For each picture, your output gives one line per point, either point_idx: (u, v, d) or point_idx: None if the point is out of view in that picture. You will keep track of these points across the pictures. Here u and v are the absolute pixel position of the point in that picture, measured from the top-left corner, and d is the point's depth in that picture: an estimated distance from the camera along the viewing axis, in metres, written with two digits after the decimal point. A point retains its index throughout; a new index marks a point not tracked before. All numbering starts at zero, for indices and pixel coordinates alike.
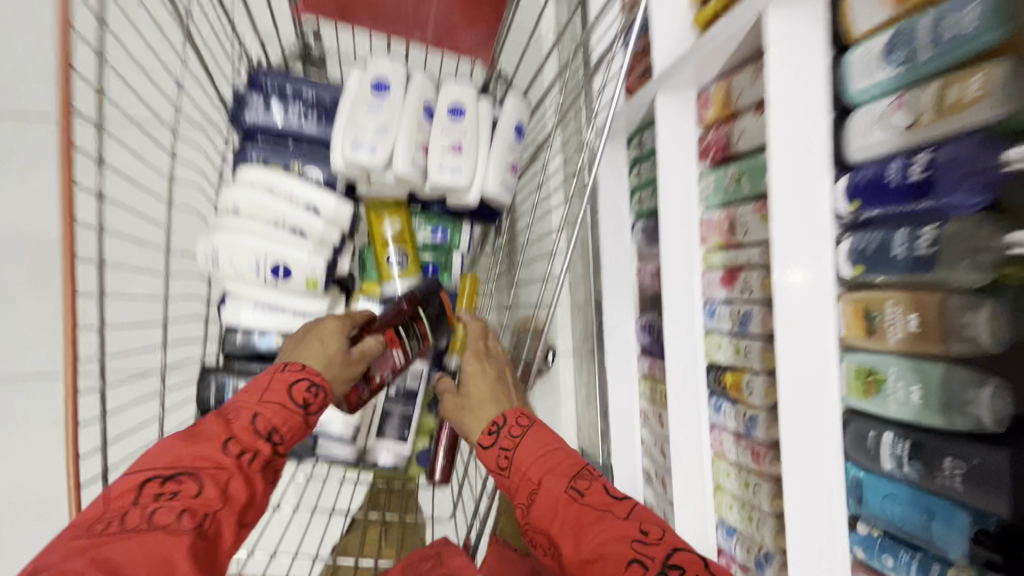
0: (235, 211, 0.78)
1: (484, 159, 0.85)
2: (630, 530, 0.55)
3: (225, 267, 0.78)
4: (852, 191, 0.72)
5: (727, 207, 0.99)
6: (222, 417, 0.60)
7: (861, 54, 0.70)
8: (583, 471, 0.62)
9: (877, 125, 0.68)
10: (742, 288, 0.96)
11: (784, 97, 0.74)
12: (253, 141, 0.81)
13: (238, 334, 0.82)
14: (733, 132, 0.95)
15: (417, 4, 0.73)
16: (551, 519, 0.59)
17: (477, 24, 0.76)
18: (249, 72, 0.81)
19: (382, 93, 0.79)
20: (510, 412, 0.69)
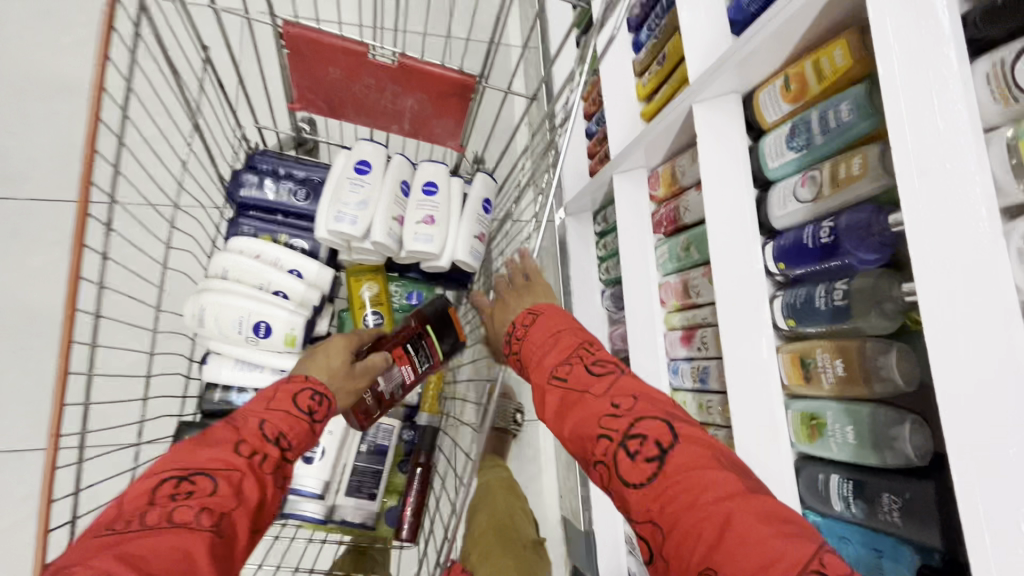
0: (224, 274, 0.85)
1: (454, 230, 0.95)
2: (603, 406, 0.61)
3: (210, 325, 0.84)
4: (777, 254, 0.81)
5: (682, 273, 1.09)
6: (230, 424, 0.59)
7: (773, 138, 0.82)
8: (577, 355, 0.68)
9: (792, 197, 0.79)
10: (700, 345, 1.03)
11: (713, 175, 0.87)
12: (246, 215, 0.91)
13: (216, 392, 0.86)
14: (679, 206, 1.07)
15: (394, 100, 0.83)
16: (548, 400, 0.66)
17: (445, 116, 0.85)
18: (249, 156, 0.92)
19: (363, 172, 0.90)
20: (519, 317, 0.78)
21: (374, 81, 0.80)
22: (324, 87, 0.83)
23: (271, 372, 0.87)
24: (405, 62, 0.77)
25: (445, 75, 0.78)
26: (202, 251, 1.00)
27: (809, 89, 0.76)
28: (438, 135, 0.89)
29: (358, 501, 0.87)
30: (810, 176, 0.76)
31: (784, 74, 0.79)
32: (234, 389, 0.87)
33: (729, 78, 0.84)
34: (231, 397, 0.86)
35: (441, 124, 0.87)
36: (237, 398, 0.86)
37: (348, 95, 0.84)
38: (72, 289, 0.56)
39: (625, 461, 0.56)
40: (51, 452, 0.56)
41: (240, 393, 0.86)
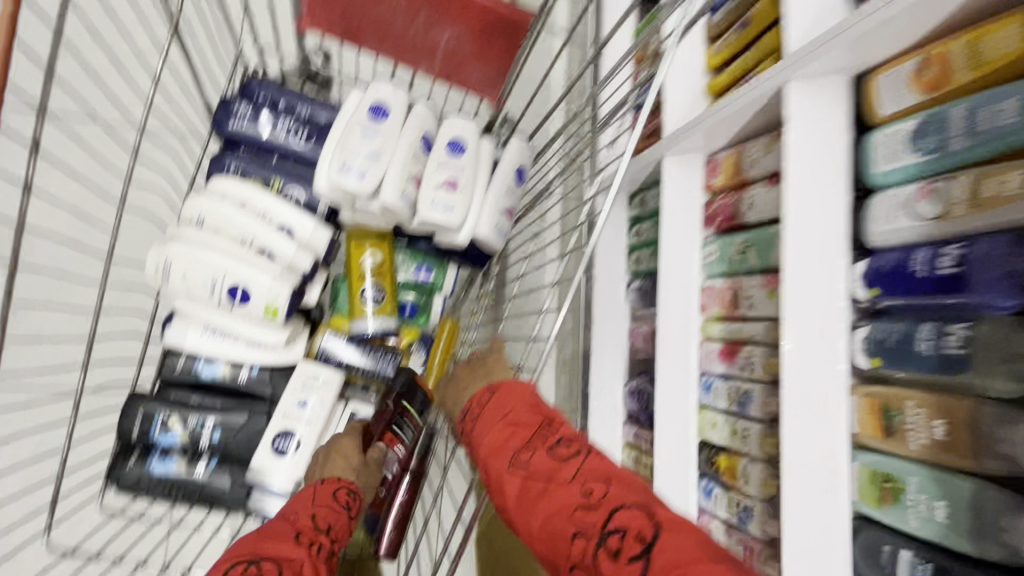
0: (199, 222, 0.71)
1: (480, 200, 0.79)
2: (573, 496, 0.49)
3: (176, 282, 0.70)
4: (870, 276, 0.63)
5: (732, 276, 0.84)
6: (284, 517, 0.56)
7: (887, 135, 0.62)
8: (540, 433, 0.55)
9: (904, 211, 0.60)
10: (743, 366, 0.80)
11: (801, 163, 0.67)
12: (234, 151, 0.75)
13: (180, 358, 0.74)
14: (741, 201, 0.82)
15: (427, 31, 0.67)
16: (507, 490, 0.53)
17: (488, 60, 0.69)
18: (243, 80, 0.76)
19: (380, 118, 0.74)
20: (477, 393, 0.63)
21: (405, 3, 0.63)
22: (338, 4, 0.65)
23: (245, 345, 0.74)
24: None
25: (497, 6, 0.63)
26: (178, 189, 0.85)
27: (955, 78, 0.55)
28: (471, 83, 0.73)
29: None
30: (934, 187, 0.58)
31: (919, 54, 0.58)
32: (202, 358, 0.74)
33: (843, 52, 0.62)
34: (196, 367, 0.74)
35: (478, 70, 0.71)
36: (204, 369, 0.74)
37: (368, 18, 0.66)
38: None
39: (607, 563, 0.44)
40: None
41: (209, 364, 0.74)
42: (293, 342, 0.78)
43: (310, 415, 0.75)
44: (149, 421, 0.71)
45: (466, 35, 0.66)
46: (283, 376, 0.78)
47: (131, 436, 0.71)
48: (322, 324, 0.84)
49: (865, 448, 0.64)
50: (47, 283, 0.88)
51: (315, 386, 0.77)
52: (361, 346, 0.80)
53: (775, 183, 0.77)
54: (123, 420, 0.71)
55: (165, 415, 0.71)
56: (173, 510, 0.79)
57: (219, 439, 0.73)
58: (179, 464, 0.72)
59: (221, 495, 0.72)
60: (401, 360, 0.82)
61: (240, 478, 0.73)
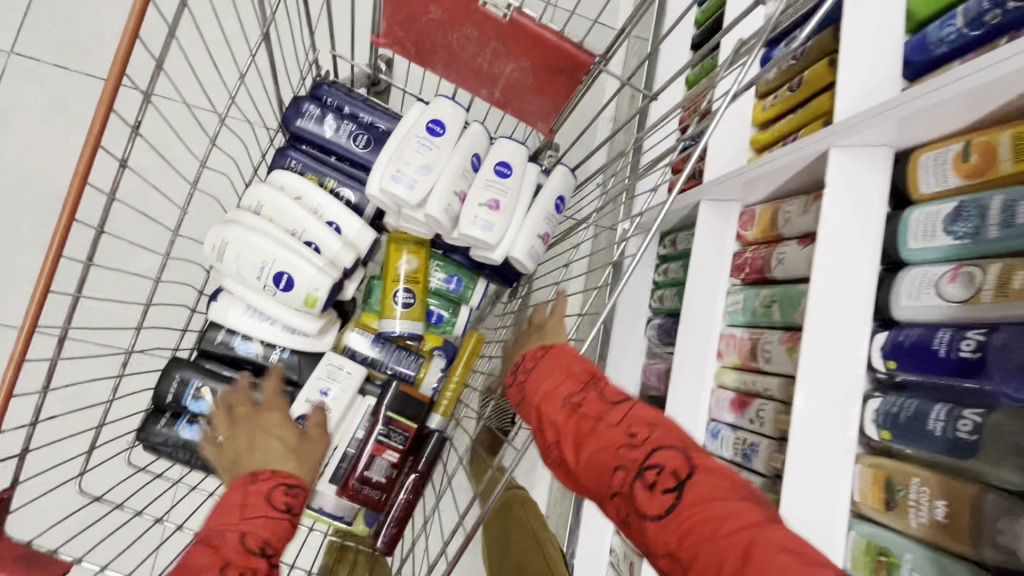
0: (258, 209, 0.76)
1: (518, 224, 0.83)
2: (619, 436, 0.55)
3: (229, 262, 0.75)
4: (889, 347, 0.59)
5: (753, 329, 0.81)
6: (205, 546, 0.51)
7: (922, 213, 0.59)
8: (589, 382, 0.61)
9: (932, 289, 0.57)
10: (752, 418, 0.77)
11: (834, 217, 0.62)
12: (297, 147, 0.80)
13: (220, 332, 0.79)
14: (770, 256, 0.79)
15: (494, 61, 0.70)
16: (557, 429, 0.59)
17: (545, 94, 0.73)
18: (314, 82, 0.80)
19: (435, 133, 0.78)
20: (533, 349, 0.68)
21: (477, 33, 0.68)
22: (415, 27, 0.69)
23: (281, 329, 0.79)
24: (521, 20, 0.65)
25: (562, 43, 0.66)
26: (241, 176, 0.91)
27: (995, 168, 0.53)
28: (527, 113, 0.76)
29: (342, 490, 0.79)
30: (965, 271, 0.55)
31: (965, 138, 0.56)
32: (240, 335, 0.79)
33: (888, 129, 0.59)
34: (234, 343, 0.79)
35: (536, 100, 0.74)
36: (240, 346, 0.79)
37: (444, 43, 0.70)
38: (77, 184, 0.54)
39: (642, 492, 0.51)
40: (24, 339, 0.55)
41: (244, 341, 0.79)
42: (322, 334, 0.82)
43: (330, 403, 0.79)
44: (184, 387, 0.75)
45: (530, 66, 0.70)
46: (311, 362, 0.82)
47: (166, 398, 0.75)
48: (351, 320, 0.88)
49: (865, 518, 0.60)
50: (110, 247, 0.94)
51: (338, 376, 0.81)
52: (386, 345, 0.85)
53: (808, 244, 0.74)
54: (160, 384, 0.76)
55: (199, 383, 0.75)
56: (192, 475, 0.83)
57: None
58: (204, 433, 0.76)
59: None
60: (423, 362, 0.87)
61: None
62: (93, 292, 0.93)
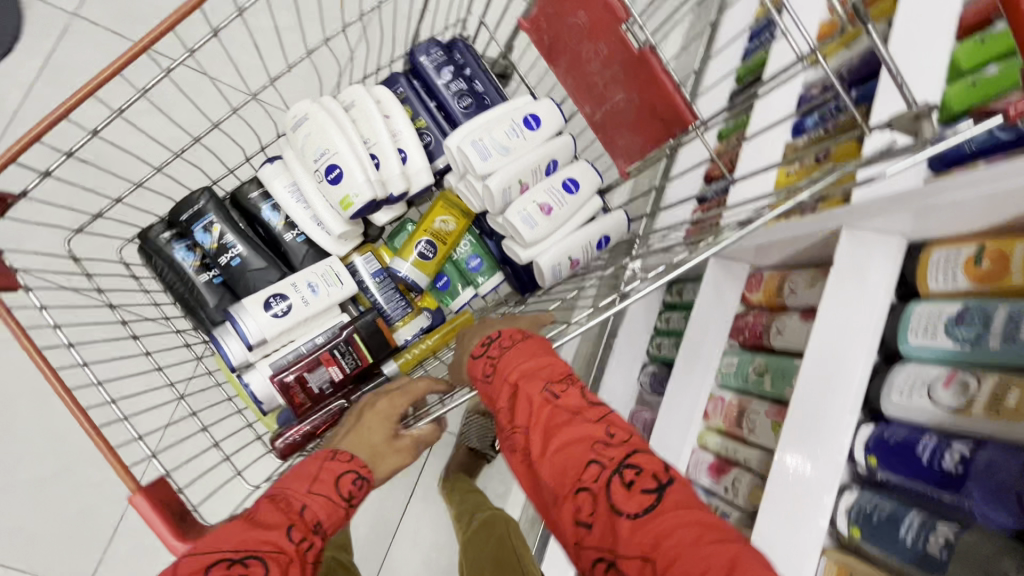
0: (347, 106, 0.80)
1: (563, 236, 0.85)
2: (596, 432, 0.58)
3: (299, 136, 0.79)
4: (872, 443, 0.64)
5: (742, 394, 0.86)
6: (273, 504, 0.58)
7: (927, 310, 0.63)
8: (566, 377, 0.64)
9: (924, 392, 0.61)
10: (727, 486, 0.84)
11: (830, 324, 0.67)
12: (410, 78, 0.85)
13: (256, 191, 0.83)
14: (771, 324, 0.83)
15: (607, 85, 0.77)
16: (532, 411, 0.62)
17: (639, 133, 0.78)
18: (453, 36, 0.87)
19: (531, 126, 0.82)
20: (508, 329, 0.71)
21: (606, 52, 0.74)
22: (559, 25, 0.76)
23: (311, 217, 0.82)
24: (650, 57, 0.70)
25: (674, 94, 0.72)
26: (326, 77, 0.92)
27: (1007, 277, 0.56)
28: (614, 142, 0.82)
29: (274, 376, 0.78)
30: (960, 377, 0.59)
31: (980, 242, 0.59)
32: (270, 202, 0.83)
33: (903, 219, 0.63)
34: (260, 205, 0.83)
35: (627, 136, 0.80)
36: (266, 211, 0.83)
37: (576, 50, 0.77)
38: (179, 14, 0.55)
39: (620, 489, 0.54)
40: (79, 97, 0.55)
41: (271, 209, 0.83)
42: (340, 239, 0.84)
43: (312, 298, 0.80)
44: (197, 216, 0.78)
45: (636, 102, 0.76)
46: (315, 256, 0.85)
47: (181, 218, 0.78)
48: (371, 244, 0.90)
49: None
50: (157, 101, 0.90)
51: (331, 282, 0.82)
52: (383, 282, 0.87)
53: (809, 320, 0.77)
54: (181, 205, 0.79)
55: (213, 221, 0.78)
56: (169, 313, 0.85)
57: (235, 265, 0.79)
58: (194, 262, 0.78)
59: (204, 309, 0.78)
60: (408, 313, 0.89)
61: (226, 304, 0.80)
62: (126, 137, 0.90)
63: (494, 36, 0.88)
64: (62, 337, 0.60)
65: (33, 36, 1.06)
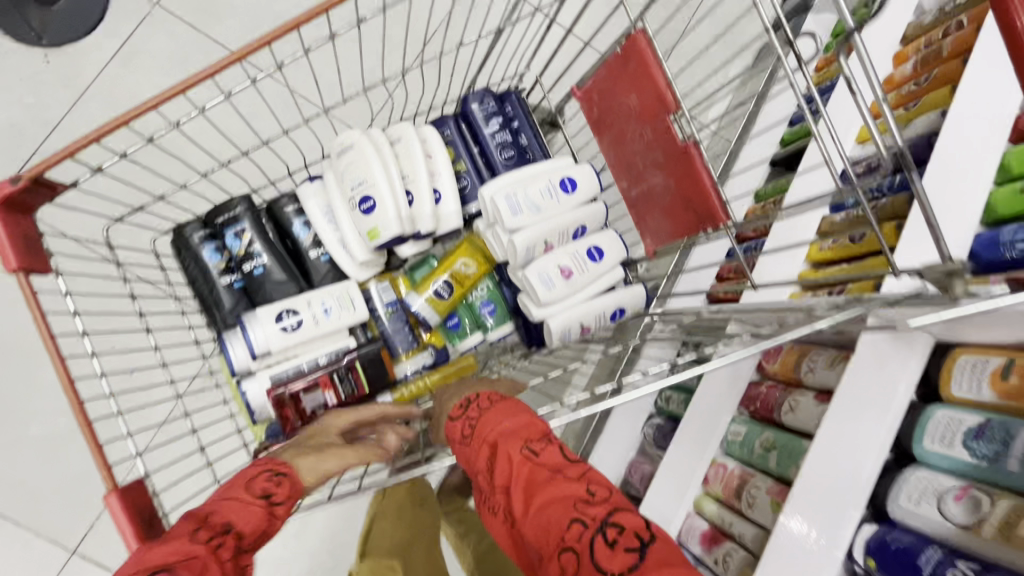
0: (392, 142, 0.83)
1: (577, 302, 0.85)
2: (577, 490, 0.57)
3: (341, 164, 0.82)
4: (870, 545, 0.62)
5: (745, 466, 0.89)
6: (186, 518, 0.54)
7: (946, 414, 0.62)
8: (544, 436, 0.64)
9: (933, 501, 0.59)
10: (719, 557, 0.85)
11: (840, 419, 0.67)
12: (458, 122, 0.89)
13: (290, 206, 0.85)
14: (785, 401, 0.86)
15: (648, 166, 0.72)
16: (512, 469, 0.61)
17: (670, 218, 0.72)
18: (509, 89, 0.92)
19: (566, 189, 0.84)
20: (482, 392, 0.74)
21: (652, 138, 0.69)
22: (610, 101, 0.73)
23: (338, 240, 0.84)
24: (692, 153, 0.65)
25: (711, 189, 0.65)
26: (387, 109, 0.97)
27: None
28: (646, 223, 0.77)
29: (271, 389, 0.78)
30: (973, 493, 0.57)
31: (1009, 355, 0.58)
32: (302, 218, 0.85)
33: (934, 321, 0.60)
34: (292, 220, 0.85)
35: (659, 220, 0.74)
36: (297, 227, 0.85)
37: (623, 128, 0.73)
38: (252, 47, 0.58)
39: (601, 549, 0.51)
40: (139, 109, 0.57)
41: (302, 225, 0.85)
42: (361, 266, 0.85)
43: (324, 319, 0.81)
44: (230, 222, 0.81)
45: (673, 189, 0.70)
46: (335, 276, 0.86)
47: (215, 222, 0.81)
48: (391, 273, 0.91)
49: None
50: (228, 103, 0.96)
51: (345, 306, 0.83)
52: (398, 314, 0.88)
53: (823, 401, 0.80)
54: (216, 210, 0.81)
55: (245, 229, 0.81)
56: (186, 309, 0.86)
57: (257, 275, 0.81)
58: (218, 264, 0.80)
59: (219, 310, 0.80)
60: (413, 348, 0.89)
61: (240, 309, 0.81)
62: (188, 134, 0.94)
63: (548, 96, 0.93)
64: (78, 323, 0.59)
65: (114, 18, 1.10)
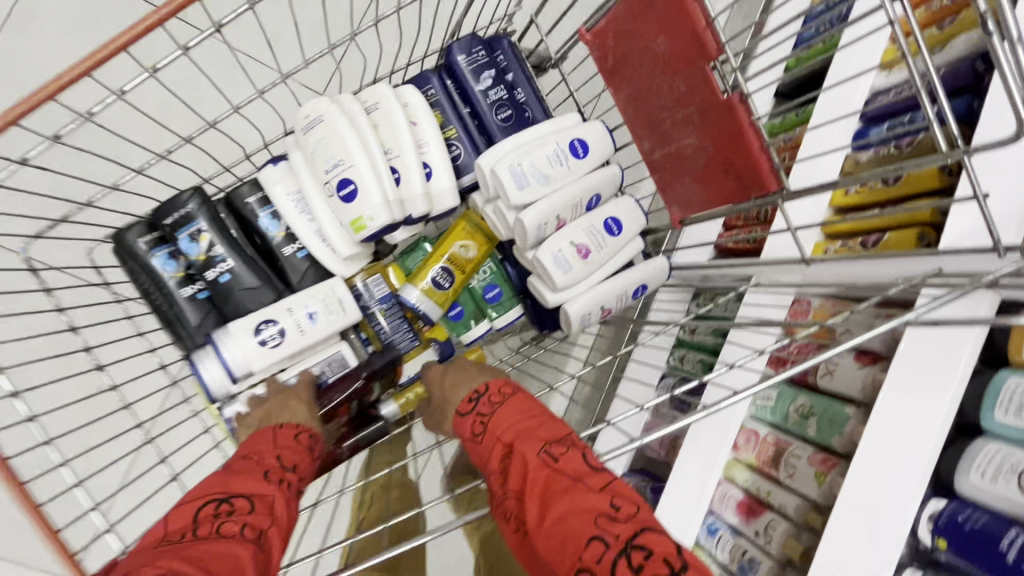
0: (368, 110, 0.69)
1: (597, 282, 0.76)
2: (599, 504, 0.48)
3: (309, 142, 0.68)
4: (937, 523, 0.58)
5: (777, 432, 0.85)
6: (246, 457, 0.55)
7: (1018, 383, 0.57)
8: (566, 438, 0.55)
9: (1011, 478, 0.55)
10: (758, 530, 0.82)
11: (905, 396, 0.62)
12: (443, 78, 0.75)
13: (253, 196, 0.71)
14: (820, 363, 0.81)
15: (676, 124, 0.61)
16: (527, 478, 0.53)
17: (704, 185, 0.63)
18: (498, 34, 0.78)
19: (575, 153, 0.73)
20: (495, 381, 0.62)
21: (684, 89, 0.58)
22: (630, 46, 0.62)
23: (315, 231, 0.72)
24: (738, 106, 0.55)
25: (760, 153, 0.56)
26: (356, 68, 0.82)
27: None
28: (672, 191, 0.67)
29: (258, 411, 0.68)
30: None
31: None
32: (268, 209, 0.72)
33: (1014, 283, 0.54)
34: (257, 212, 0.71)
35: (688, 186, 0.64)
36: (264, 220, 0.72)
37: (645, 79, 0.62)
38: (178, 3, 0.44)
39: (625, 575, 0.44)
40: (34, 98, 0.42)
41: (269, 218, 0.72)
42: (347, 261, 0.73)
43: (309, 326, 0.70)
44: (182, 222, 0.67)
45: (709, 150, 0.60)
46: (316, 275, 0.74)
47: (163, 222, 0.67)
48: (381, 263, 0.80)
49: None
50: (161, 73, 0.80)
51: (332, 310, 0.71)
52: (392, 310, 0.77)
53: (863, 363, 0.76)
54: (163, 208, 0.68)
55: (200, 229, 0.67)
56: (145, 328, 0.73)
57: (223, 282, 0.69)
58: (175, 273, 0.68)
59: (183, 327, 0.68)
60: (414, 347, 0.78)
61: (209, 324, 0.69)
62: (118, 118, 0.79)
63: (544, 40, 0.80)
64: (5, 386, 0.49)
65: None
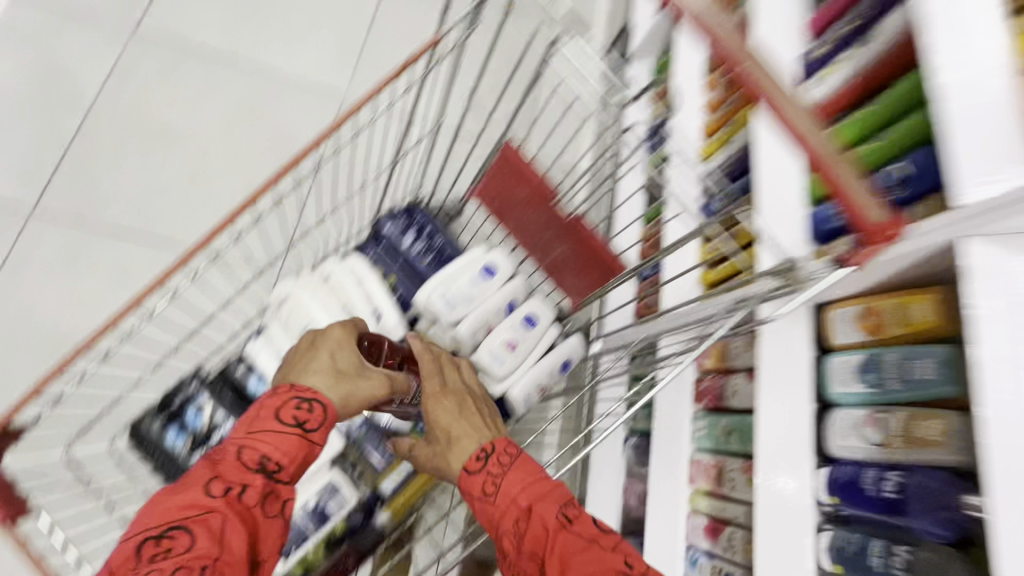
0: (324, 280, 0.90)
1: (531, 366, 0.94)
2: (616, 563, 0.61)
3: (282, 313, 0.88)
4: (831, 485, 0.73)
5: (717, 455, 0.99)
6: (212, 461, 0.61)
7: (839, 360, 0.76)
8: (573, 500, 0.66)
9: (855, 433, 0.73)
10: (725, 546, 0.93)
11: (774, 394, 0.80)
12: (378, 243, 0.99)
13: (241, 366, 0.86)
14: (726, 387, 1.00)
15: (550, 240, 0.87)
16: (550, 538, 0.62)
17: (583, 275, 0.86)
18: (412, 203, 1.03)
19: (487, 275, 0.94)
20: (500, 441, 0.71)
21: (546, 218, 0.86)
22: (501, 198, 0.87)
23: None
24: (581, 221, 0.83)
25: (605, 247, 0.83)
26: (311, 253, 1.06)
27: (885, 330, 0.72)
28: (563, 286, 0.88)
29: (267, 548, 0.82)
30: (878, 416, 0.71)
31: (861, 303, 0.75)
32: (255, 374, 0.85)
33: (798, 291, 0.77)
34: (246, 378, 0.85)
35: (574, 280, 0.87)
36: (252, 384, 0.85)
37: (517, 217, 0.87)
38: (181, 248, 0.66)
39: None
40: None
41: (257, 380, 0.85)
42: None
43: None
44: (187, 399, 0.84)
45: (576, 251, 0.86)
46: None
47: (172, 404, 0.84)
48: None
49: None
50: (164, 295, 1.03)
51: None
52: (370, 432, 0.91)
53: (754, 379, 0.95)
54: (172, 393, 0.85)
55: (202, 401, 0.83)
56: None
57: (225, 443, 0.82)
58: (184, 444, 0.81)
59: None
60: (393, 460, 0.91)
61: None
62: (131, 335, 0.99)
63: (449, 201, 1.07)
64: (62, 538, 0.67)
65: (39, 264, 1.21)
